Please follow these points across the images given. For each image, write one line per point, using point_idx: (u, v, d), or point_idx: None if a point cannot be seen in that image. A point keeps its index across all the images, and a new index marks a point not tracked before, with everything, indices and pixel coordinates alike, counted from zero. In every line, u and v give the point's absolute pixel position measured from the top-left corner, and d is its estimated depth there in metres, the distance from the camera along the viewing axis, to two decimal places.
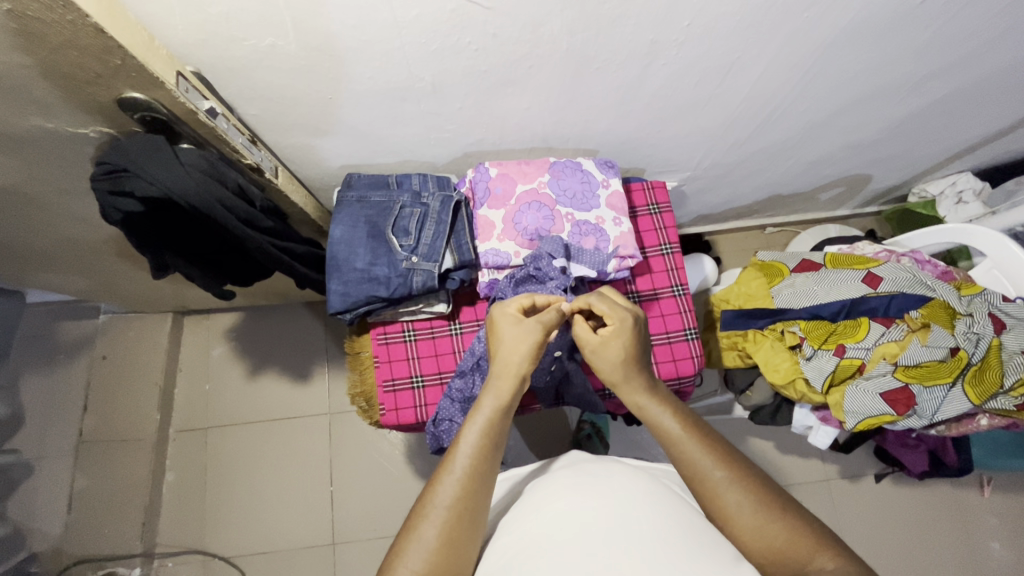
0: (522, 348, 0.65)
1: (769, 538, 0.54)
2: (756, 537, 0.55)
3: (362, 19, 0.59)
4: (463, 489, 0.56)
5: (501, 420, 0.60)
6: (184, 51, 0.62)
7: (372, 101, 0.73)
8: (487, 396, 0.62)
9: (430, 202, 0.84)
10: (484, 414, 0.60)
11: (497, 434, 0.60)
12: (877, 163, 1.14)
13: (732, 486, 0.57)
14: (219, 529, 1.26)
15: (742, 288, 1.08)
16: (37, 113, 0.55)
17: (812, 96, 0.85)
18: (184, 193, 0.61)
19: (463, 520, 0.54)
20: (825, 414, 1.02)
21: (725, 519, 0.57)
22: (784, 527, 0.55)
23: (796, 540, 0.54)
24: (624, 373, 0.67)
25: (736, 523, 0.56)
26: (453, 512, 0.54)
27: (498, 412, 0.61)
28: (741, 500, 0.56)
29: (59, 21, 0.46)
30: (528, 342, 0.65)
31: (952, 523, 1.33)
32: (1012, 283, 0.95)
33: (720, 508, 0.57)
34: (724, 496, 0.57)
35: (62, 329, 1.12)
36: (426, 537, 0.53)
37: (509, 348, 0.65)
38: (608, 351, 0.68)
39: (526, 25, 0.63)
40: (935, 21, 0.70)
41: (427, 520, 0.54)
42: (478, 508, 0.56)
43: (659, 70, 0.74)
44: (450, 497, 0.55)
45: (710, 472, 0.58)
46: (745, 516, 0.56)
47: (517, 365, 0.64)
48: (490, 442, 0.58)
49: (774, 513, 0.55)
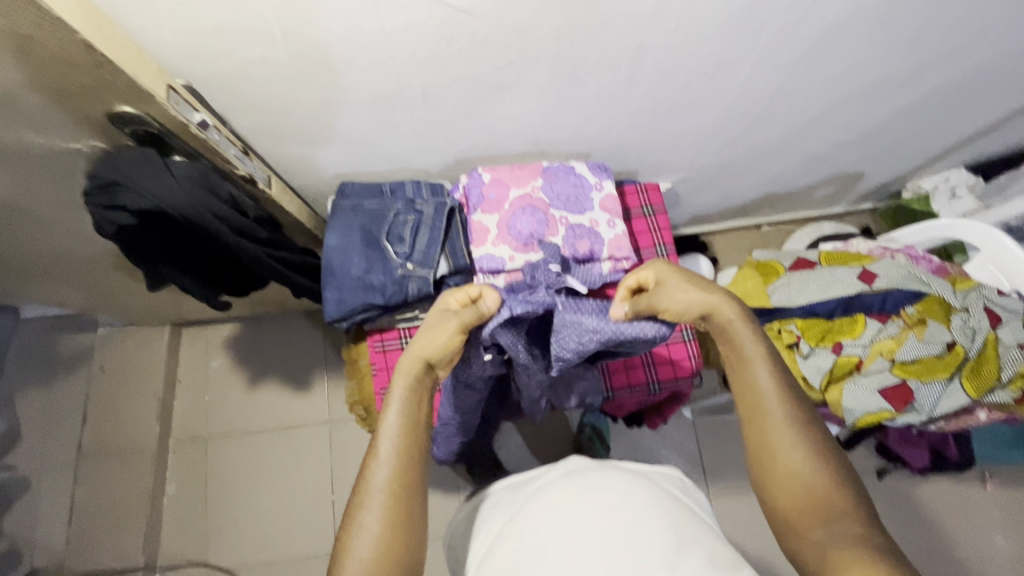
0: (434, 330, 0.63)
1: (808, 484, 0.58)
2: (794, 479, 0.58)
3: (350, 29, 0.60)
4: (393, 473, 0.58)
5: (417, 402, 0.62)
6: (174, 65, 0.62)
7: (364, 109, 0.73)
8: (399, 379, 0.63)
9: (424, 209, 0.85)
10: (397, 399, 0.61)
11: (415, 417, 0.61)
12: (869, 160, 1.15)
13: (792, 430, 0.60)
14: (221, 540, 1.25)
15: (739, 288, 1.06)
16: (28, 127, 0.55)
17: (800, 96, 0.85)
18: (175, 202, 0.63)
19: (398, 503, 0.56)
20: (825, 412, 1.02)
21: (772, 456, 0.60)
22: (824, 480, 0.57)
23: (831, 494, 0.57)
24: (713, 296, 0.64)
25: (781, 460, 0.59)
26: (388, 496, 0.56)
27: (411, 395, 0.62)
28: (797, 444, 0.59)
29: (47, 37, 0.46)
30: (440, 326, 0.63)
31: (956, 519, 1.33)
32: (1006, 277, 0.96)
33: (770, 444, 0.60)
34: (781, 434, 0.60)
35: (62, 343, 1.20)
36: (368, 524, 0.55)
37: (422, 331, 0.64)
38: (701, 281, 0.65)
39: (513, 31, 0.63)
40: (920, 19, 0.71)
41: (365, 508, 0.56)
42: (411, 493, 0.58)
43: (648, 73, 0.75)
44: (383, 480, 0.57)
45: (773, 405, 0.61)
46: (795, 461, 0.59)
47: (423, 349, 0.63)
48: (409, 425, 0.60)
49: (826, 463, 0.59)
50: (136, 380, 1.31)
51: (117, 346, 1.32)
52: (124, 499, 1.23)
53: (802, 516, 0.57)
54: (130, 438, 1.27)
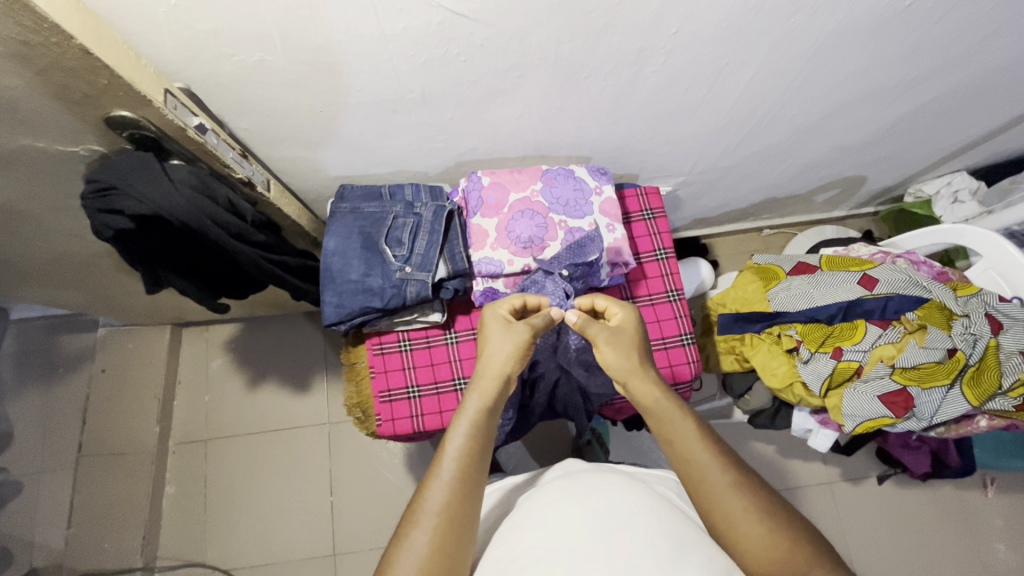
0: (510, 347, 0.66)
1: (770, 546, 0.54)
2: (756, 545, 0.55)
3: (350, 33, 0.60)
4: (452, 494, 0.56)
5: (486, 421, 0.61)
6: (173, 69, 0.62)
7: (363, 113, 0.73)
8: (474, 395, 0.62)
9: (423, 212, 0.84)
10: (470, 415, 0.61)
11: (484, 436, 0.60)
12: (871, 164, 1.14)
13: (737, 490, 0.57)
14: (220, 541, 1.25)
15: (739, 292, 1.08)
16: (27, 133, 0.55)
17: (801, 102, 0.85)
18: (174, 210, 0.62)
19: (453, 527, 0.54)
20: (824, 417, 1.01)
21: (728, 524, 0.56)
22: (786, 536, 0.55)
23: (796, 552, 0.54)
24: (636, 363, 0.66)
25: (737, 528, 0.56)
26: (443, 518, 0.54)
27: (484, 412, 0.61)
28: (745, 506, 0.56)
29: (45, 43, 0.46)
30: (511, 341, 0.66)
31: (956, 525, 1.32)
32: (1008, 283, 0.95)
33: (720, 512, 0.57)
34: (727, 499, 0.57)
35: (61, 344, 1.19)
36: (417, 543, 0.53)
37: (496, 350, 0.65)
38: (622, 337, 0.68)
39: (514, 36, 0.63)
40: (921, 25, 0.71)
41: (417, 527, 0.54)
42: (466, 519, 0.55)
43: (649, 77, 0.75)
44: (439, 504, 0.55)
45: (713, 472, 0.58)
46: (748, 523, 0.56)
47: (502, 367, 0.64)
48: (478, 445, 0.59)
49: (776, 521, 0.56)
50: (135, 380, 1.31)
51: (117, 346, 1.32)
52: (124, 500, 1.23)
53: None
54: (130, 438, 1.28)
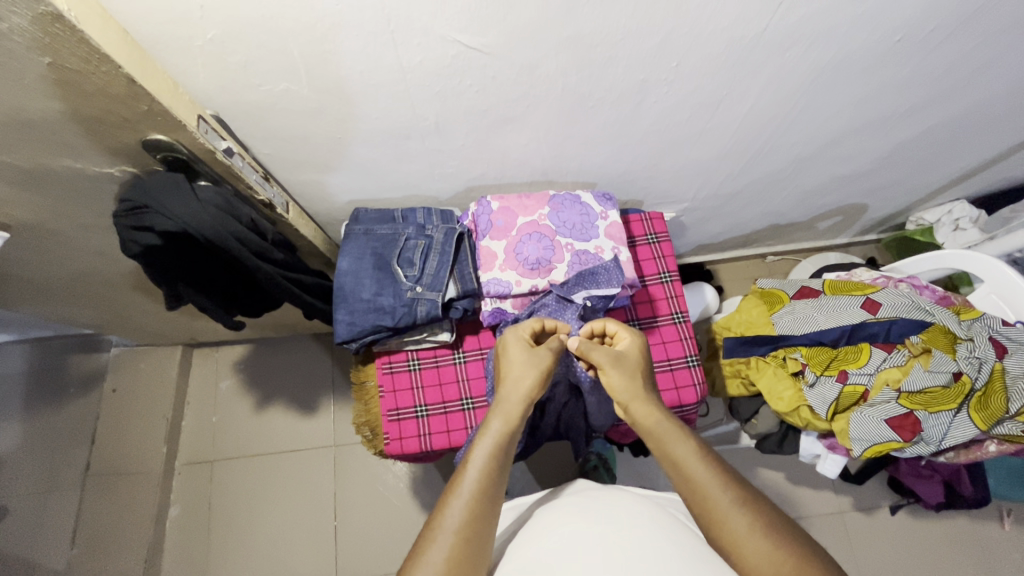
0: (530, 374, 0.68)
1: (777, 565, 0.53)
2: (761, 564, 0.54)
3: (370, 66, 0.63)
4: (470, 513, 0.56)
5: (506, 443, 0.62)
6: (205, 97, 0.66)
7: (379, 140, 0.77)
8: (496, 418, 0.64)
9: (435, 234, 0.87)
10: (491, 436, 0.62)
11: (504, 457, 0.61)
12: (871, 193, 1.17)
13: (739, 509, 0.57)
14: (222, 566, 1.24)
15: (743, 316, 1.09)
16: (67, 153, 0.58)
17: (800, 130, 0.88)
18: (200, 227, 0.64)
19: (469, 544, 0.54)
20: (832, 442, 1.00)
21: (733, 544, 0.56)
22: (791, 553, 0.54)
23: (802, 567, 0.53)
24: (639, 388, 0.67)
25: (741, 548, 0.55)
26: (460, 536, 0.55)
27: (505, 434, 0.63)
28: (749, 523, 0.56)
29: (94, 72, 0.49)
30: (534, 369, 0.68)
31: (973, 558, 1.29)
32: (1011, 307, 0.97)
33: (726, 532, 0.57)
34: (732, 518, 0.57)
35: (73, 364, 1.30)
36: (433, 560, 0.53)
37: (520, 373, 0.68)
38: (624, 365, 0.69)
39: (523, 68, 0.67)
40: (913, 58, 0.74)
41: (435, 544, 0.54)
42: (483, 539, 0.56)
43: (651, 107, 0.78)
44: (456, 522, 0.55)
45: (719, 492, 0.58)
46: (754, 542, 0.55)
47: (526, 390, 0.66)
48: (497, 465, 0.60)
49: (781, 537, 0.55)
50: (145, 400, 1.33)
51: (129, 366, 1.34)
52: (128, 520, 1.23)
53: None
54: (137, 458, 1.28)
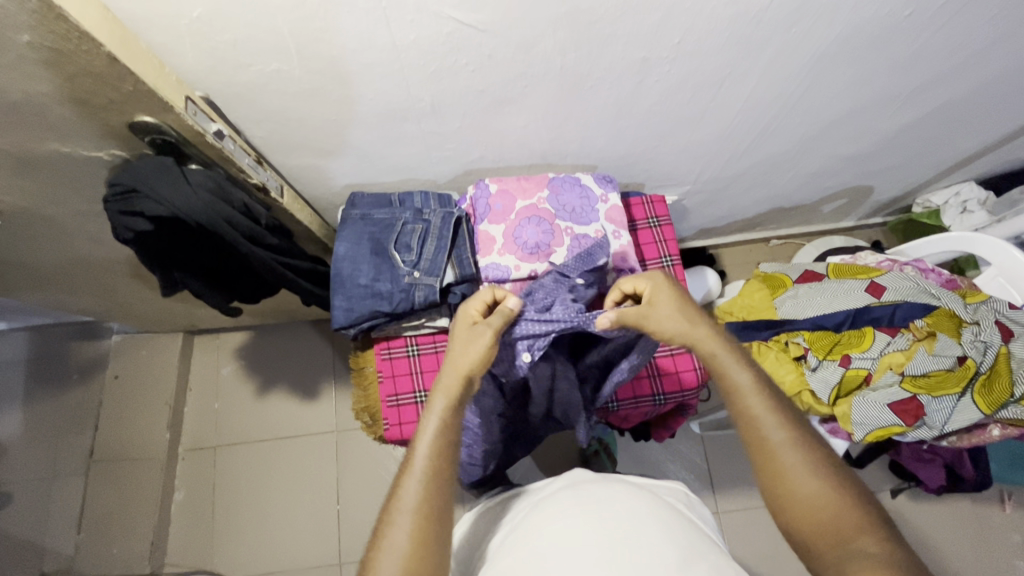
0: (474, 348, 0.64)
1: (824, 504, 0.54)
2: (807, 501, 0.55)
3: (362, 45, 0.62)
4: (426, 491, 0.56)
5: (453, 417, 0.61)
6: (194, 78, 0.65)
7: (374, 122, 0.75)
8: (439, 395, 0.62)
9: (432, 218, 0.86)
10: (437, 414, 0.61)
11: (453, 431, 0.60)
12: (877, 174, 1.15)
13: (794, 447, 0.57)
14: (226, 549, 1.26)
15: (746, 300, 1.07)
16: (55, 137, 0.57)
17: (805, 110, 0.86)
18: (191, 212, 0.64)
19: (428, 524, 0.54)
20: (835, 427, 0.99)
21: (781, 481, 0.56)
22: (835, 495, 0.54)
23: (843, 508, 0.54)
24: (694, 323, 0.64)
25: (791, 483, 0.56)
26: (419, 515, 0.55)
27: (449, 410, 0.61)
28: (802, 459, 0.56)
29: (76, 51, 0.48)
30: (479, 343, 0.64)
31: (974, 540, 1.29)
32: (1017, 290, 0.95)
33: (777, 468, 0.57)
34: (785, 455, 0.57)
35: (75, 351, 1.27)
36: (397, 543, 0.53)
37: (460, 344, 0.65)
38: (671, 303, 0.65)
39: (518, 46, 0.65)
40: (921, 33, 0.72)
41: (395, 527, 0.54)
42: (442, 514, 0.56)
43: (652, 86, 0.76)
44: (413, 502, 0.55)
45: (771, 429, 0.58)
46: (803, 480, 0.55)
47: (466, 364, 0.63)
48: (446, 440, 0.59)
49: (830, 476, 0.56)
50: (148, 386, 1.33)
51: (130, 353, 1.35)
52: (134, 504, 1.25)
53: (822, 541, 0.53)
54: (141, 444, 1.29)
